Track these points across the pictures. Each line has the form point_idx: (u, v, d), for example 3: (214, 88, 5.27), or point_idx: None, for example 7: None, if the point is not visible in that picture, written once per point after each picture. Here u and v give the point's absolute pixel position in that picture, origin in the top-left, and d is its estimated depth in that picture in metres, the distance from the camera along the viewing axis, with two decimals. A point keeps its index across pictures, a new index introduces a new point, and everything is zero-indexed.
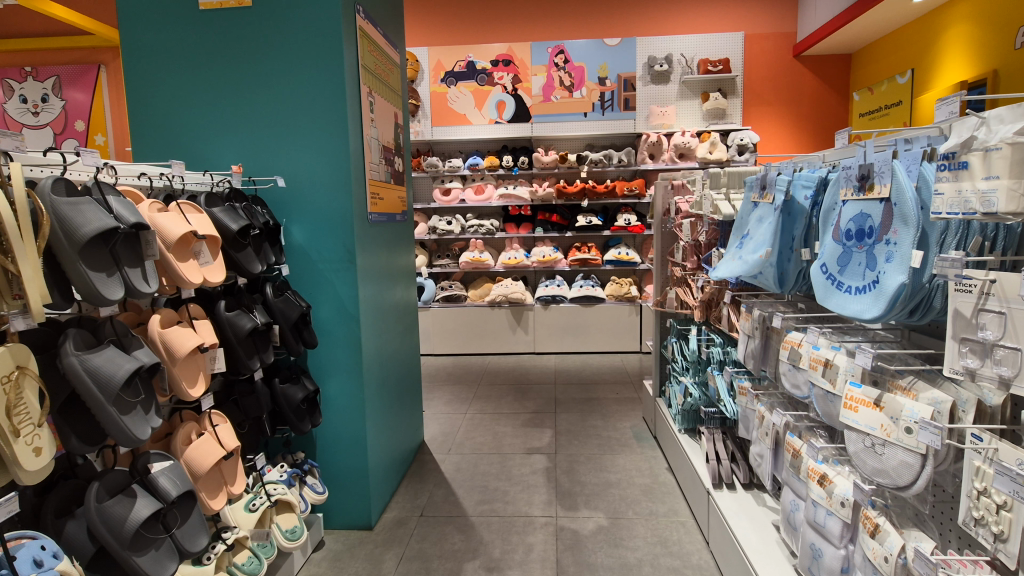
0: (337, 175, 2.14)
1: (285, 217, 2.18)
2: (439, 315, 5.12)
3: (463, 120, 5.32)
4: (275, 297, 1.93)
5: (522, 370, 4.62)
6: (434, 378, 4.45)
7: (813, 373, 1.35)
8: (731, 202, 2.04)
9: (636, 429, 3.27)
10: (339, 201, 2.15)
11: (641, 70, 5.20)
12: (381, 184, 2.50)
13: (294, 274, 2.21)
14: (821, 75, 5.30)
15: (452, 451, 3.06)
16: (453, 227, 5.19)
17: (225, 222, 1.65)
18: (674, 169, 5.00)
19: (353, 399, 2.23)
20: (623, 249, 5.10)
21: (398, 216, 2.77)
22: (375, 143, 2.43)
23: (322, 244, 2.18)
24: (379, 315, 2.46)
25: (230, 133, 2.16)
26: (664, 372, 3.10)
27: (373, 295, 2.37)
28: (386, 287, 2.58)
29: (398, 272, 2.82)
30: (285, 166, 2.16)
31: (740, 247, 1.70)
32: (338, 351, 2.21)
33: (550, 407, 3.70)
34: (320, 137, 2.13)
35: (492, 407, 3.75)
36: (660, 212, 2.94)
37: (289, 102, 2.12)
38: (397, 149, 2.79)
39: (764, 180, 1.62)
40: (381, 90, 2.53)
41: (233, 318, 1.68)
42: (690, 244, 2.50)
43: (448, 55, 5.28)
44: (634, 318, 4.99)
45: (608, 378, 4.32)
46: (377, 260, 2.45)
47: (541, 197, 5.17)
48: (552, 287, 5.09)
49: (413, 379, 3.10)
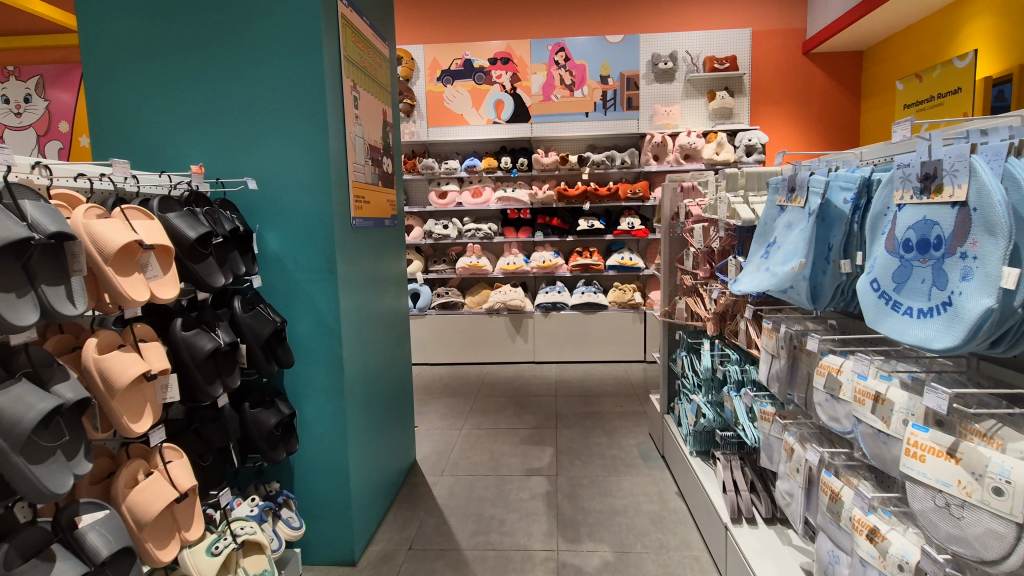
0: (317, 176, 1.95)
1: (260, 223, 1.99)
2: (435, 323, 4.93)
3: (460, 120, 5.13)
4: (246, 312, 1.75)
5: (522, 381, 4.41)
6: (428, 390, 4.24)
7: (859, 408, 1.15)
8: (750, 205, 1.84)
9: (642, 447, 3.07)
10: (319, 205, 1.96)
11: (645, 68, 5.01)
12: (366, 187, 2.30)
13: (268, 285, 2.01)
14: (832, 72, 5.10)
15: (446, 472, 2.86)
16: (450, 231, 5.02)
17: (181, 229, 1.46)
18: (680, 171, 4.82)
19: (335, 423, 2.03)
20: (627, 254, 4.91)
21: (387, 221, 2.58)
22: (361, 141, 2.23)
23: (300, 253, 1.98)
24: (365, 329, 2.27)
25: (199, 131, 1.96)
26: (673, 388, 2.90)
27: (358, 306, 2.18)
28: (373, 298, 2.39)
29: (388, 281, 2.63)
30: (260, 167, 1.96)
31: (765, 257, 1.50)
32: (317, 370, 2.02)
33: (551, 422, 3.50)
34: (298, 134, 1.94)
35: (489, 422, 3.55)
36: (668, 216, 2.74)
37: (264, 96, 1.93)
38: (387, 149, 2.59)
39: (795, 180, 1.44)
40: (367, 85, 2.34)
41: (191, 338, 1.48)
42: (703, 250, 2.31)
43: (444, 52, 5.08)
44: (639, 326, 4.79)
45: (612, 389, 4.12)
46: (363, 270, 2.26)
47: (541, 200, 4.94)
48: (553, 293, 4.90)
49: (404, 394, 2.90)
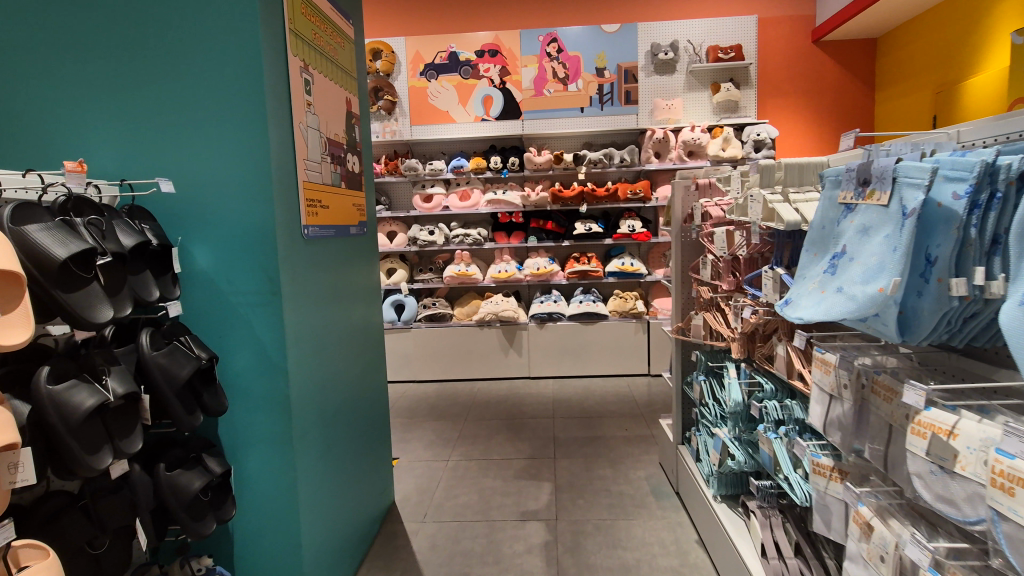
0: (255, 176, 1.57)
1: (185, 235, 1.61)
2: (421, 337, 4.55)
3: (446, 118, 4.76)
4: (159, 352, 1.38)
5: (516, 400, 4.04)
6: (413, 412, 3.86)
7: (1004, 497, 0.77)
8: (792, 204, 1.49)
9: (653, 482, 2.70)
10: (258, 212, 1.59)
11: (644, 59, 4.66)
12: (325, 189, 1.93)
13: (197, 311, 1.64)
14: (844, 61, 4.75)
15: (429, 517, 2.48)
16: (436, 237, 4.64)
17: (46, 247, 1.07)
18: (684, 168, 4.46)
19: (283, 478, 1.66)
20: (627, 259, 4.56)
21: (354, 229, 2.20)
22: (315, 134, 1.86)
23: (236, 272, 1.61)
24: (324, 360, 1.90)
25: (110, 120, 1.59)
26: (689, 415, 2.54)
27: (313, 334, 1.80)
28: (336, 320, 2.01)
29: (356, 298, 2.25)
30: (184, 165, 1.59)
31: (830, 274, 1.13)
32: (260, 412, 1.65)
33: (549, 450, 3.13)
34: (231, 123, 1.56)
35: (479, 451, 3.16)
36: (680, 218, 2.38)
37: (188, 77, 1.56)
38: (352, 144, 2.22)
39: (872, 169, 1.08)
40: (324, 67, 1.96)
41: (64, 394, 1.10)
42: (727, 258, 1.95)
43: (428, 45, 4.73)
44: (641, 337, 4.43)
45: (615, 408, 3.75)
46: (321, 288, 1.89)
47: (534, 202, 4.52)
48: (549, 303, 4.54)
49: (379, 427, 2.52)
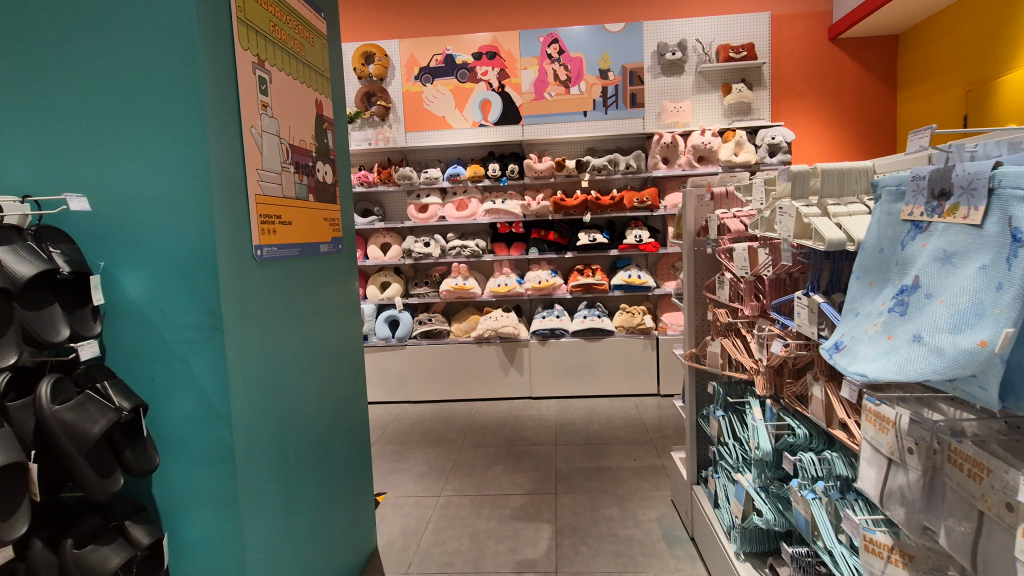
0: (192, 191, 1.34)
1: (109, 260, 1.37)
2: (416, 355, 4.30)
3: (443, 124, 4.56)
4: (65, 407, 1.13)
5: (516, 424, 3.77)
6: (405, 438, 3.60)
7: None
8: (831, 218, 1.25)
9: (664, 524, 2.42)
10: (194, 233, 1.34)
11: (650, 60, 4.42)
12: (287, 203, 1.69)
13: (124, 348, 1.39)
14: (863, 60, 4.48)
15: (413, 567, 2.22)
16: (432, 249, 4.39)
17: None
18: (694, 175, 4.20)
19: (227, 544, 1.42)
20: (634, 272, 4.30)
21: (326, 247, 1.96)
22: (273, 141, 1.62)
23: (170, 303, 1.37)
24: (285, 399, 1.65)
25: (24, 127, 1.36)
26: (705, 452, 2.27)
27: (268, 370, 1.56)
28: (300, 351, 1.77)
29: (330, 324, 2.01)
30: (108, 177, 1.35)
31: (897, 314, 0.86)
32: (200, 468, 1.40)
33: (550, 483, 2.86)
34: (162, 129, 1.33)
35: (474, 484, 2.89)
36: (692, 231, 2.13)
37: (112, 74, 1.33)
38: (324, 152, 1.98)
39: (958, 176, 0.82)
40: (286, 65, 1.74)
41: None
42: (749, 279, 1.70)
43: (423, 47, 4.50)
44: (650, 355, 4.16)
45: (622, 434, 3.48)
46: (280, 317, 1.65)
47: (534, 211, 4.30)
48: (551, 319, 4.28)
49: (359, 466, 2.27)
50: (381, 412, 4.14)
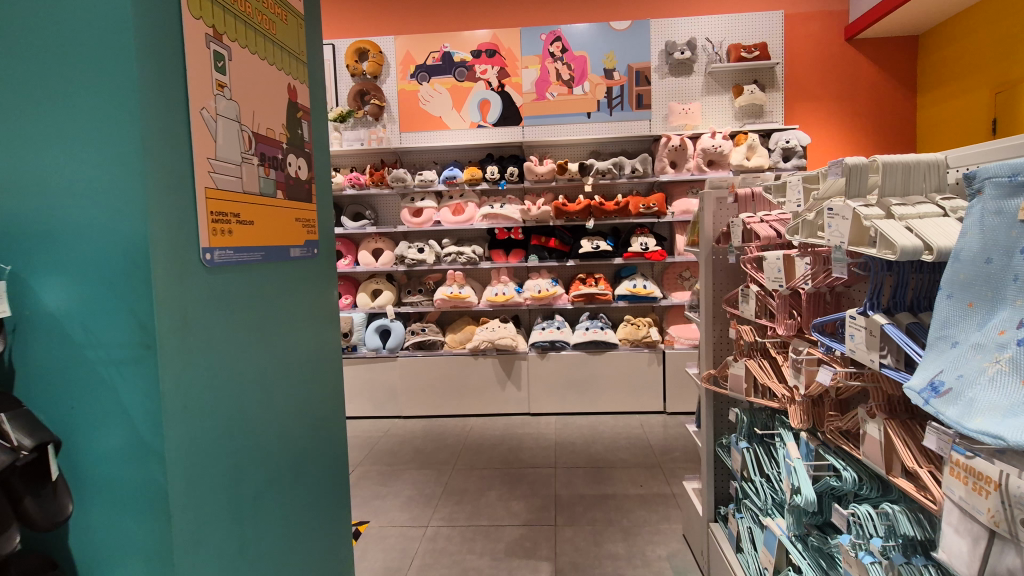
0: (120, 182, 1.11)
1: (20, 264, 1.13)
2: (408, 367, 4.06)
3: (440, 124, 4.35)
4: None
5: (513, 443, 3.52)
6: (394, 458, 3.35)
7: None
8: (899, 220, 1.02)
9: (676, 564, 2.18)
10: (122, 232, 1.11)
11: (658, 60, 4.22)
12: (249, 199, 1.45)
13: (39, 370, 1.15)
14: (880, 62, 4.27)
15: None
16: (426, 255, 4.16)
17: None
18: (703, 180, 3.98)
19: None
20: (640, 281, 4.07)
21: (299, 251, 1.73)
22: (231, 126, 1.40)
23: (95, 316, 1.13)
24: (242, 428, 1.41)
25: None
26: (725, 485, 2.04)
27: (220, 395, 1.33)
28: (263, 370, 1.53)
29: (304, 338, 1.78)
30: (20, 165, 1.12)
31: None
32: (127, 516, 1.15)
33: (550, 513, 2.61)
34: (87, 108, 1.10)
35: (466, 514, 2.64)
36: (710, 236, 1.91)
37: (28, 41, 1.10)
38: (297, 144, 1.75)
39: None
40: (251, 42, 1.51)
41: None
42: (785, 293, 1.47)
43: (419, 45, 4.29)
44: (656, 369, 3.92)
45: (627, 456, 3.24)
46: (238, 332, 1.41)
47: (534, 217, 4.06)
48: (551, 330, 4.04)
49: (337, 497, 2.02)
50: (369, 428, 3.89)
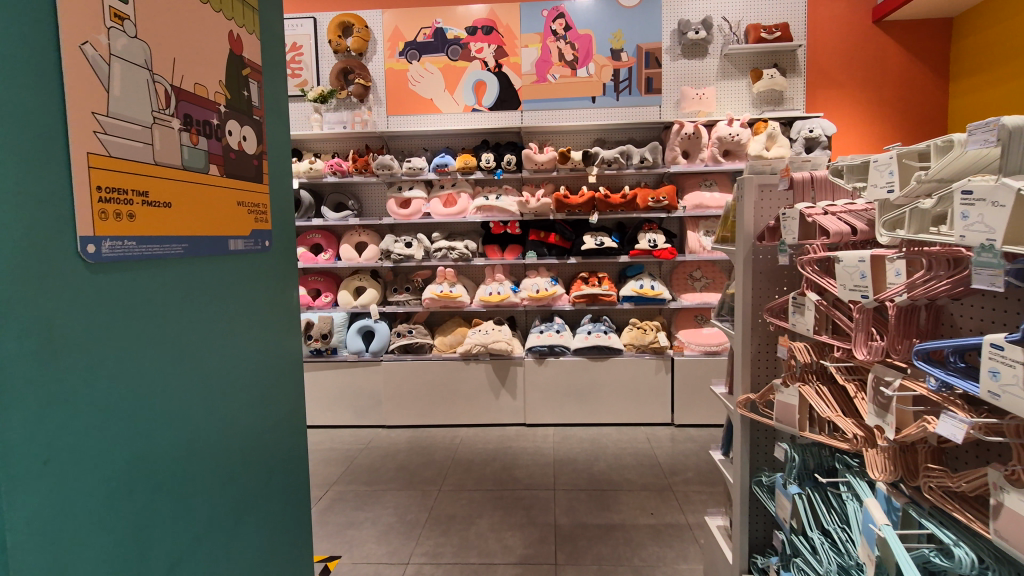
0: None
1: None
2: (393, 373, 3.72)
3: (430, 107, 3.99)
4: None
5: (508, 458, 3.19)
6: (375, 476, 3.01)
7: None
8: None
9: None
10: None
11: (670, 40, 3.87)
12: (165, 172, 1.09)
13: None
14: (909, 46, 3.94)
15: None
16: (413, 251, 3.81)
17: None
18: (718, 172, 3.64)
19: None
20: (647, 282, 3.72)
21: (242, 243, 1.37)
22: (137, 75, 1.03)
23: None
24: (151, 477, 1.06)
25: None
26: (761, 530, 1.72)
27: (113, 439, 0.96)
28: (187, 396, 1.17)
29: (249, 351, 1.42)
30: None
31: None
32: None
33: (550, 548, 2.28)
34: None
35: (453, 548, 2.30)
36: (751, 231, 1.57)
37: None
38: (239, 108, 1.38)
39: None
40: None
41: None
42: (865, 305, 1.14)
43: (409, 20, 3.92)
44: (664, 378, 3.59)
45: (634, 476, 2.91)
46: (148, 353, 1.05)
47: (533, 210, 3.71)
48: (550, 334, 3.70)
49: (296, 542, 1.67)
50: (350, 439, 3.55)
